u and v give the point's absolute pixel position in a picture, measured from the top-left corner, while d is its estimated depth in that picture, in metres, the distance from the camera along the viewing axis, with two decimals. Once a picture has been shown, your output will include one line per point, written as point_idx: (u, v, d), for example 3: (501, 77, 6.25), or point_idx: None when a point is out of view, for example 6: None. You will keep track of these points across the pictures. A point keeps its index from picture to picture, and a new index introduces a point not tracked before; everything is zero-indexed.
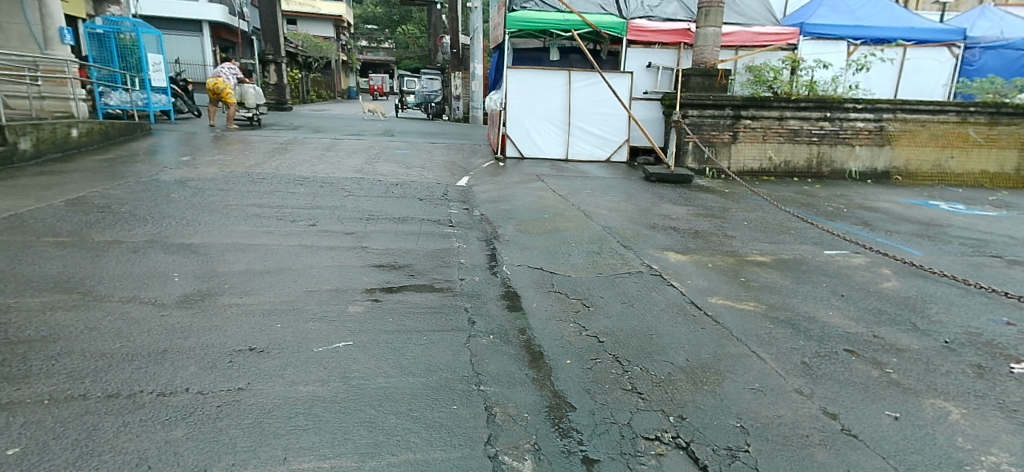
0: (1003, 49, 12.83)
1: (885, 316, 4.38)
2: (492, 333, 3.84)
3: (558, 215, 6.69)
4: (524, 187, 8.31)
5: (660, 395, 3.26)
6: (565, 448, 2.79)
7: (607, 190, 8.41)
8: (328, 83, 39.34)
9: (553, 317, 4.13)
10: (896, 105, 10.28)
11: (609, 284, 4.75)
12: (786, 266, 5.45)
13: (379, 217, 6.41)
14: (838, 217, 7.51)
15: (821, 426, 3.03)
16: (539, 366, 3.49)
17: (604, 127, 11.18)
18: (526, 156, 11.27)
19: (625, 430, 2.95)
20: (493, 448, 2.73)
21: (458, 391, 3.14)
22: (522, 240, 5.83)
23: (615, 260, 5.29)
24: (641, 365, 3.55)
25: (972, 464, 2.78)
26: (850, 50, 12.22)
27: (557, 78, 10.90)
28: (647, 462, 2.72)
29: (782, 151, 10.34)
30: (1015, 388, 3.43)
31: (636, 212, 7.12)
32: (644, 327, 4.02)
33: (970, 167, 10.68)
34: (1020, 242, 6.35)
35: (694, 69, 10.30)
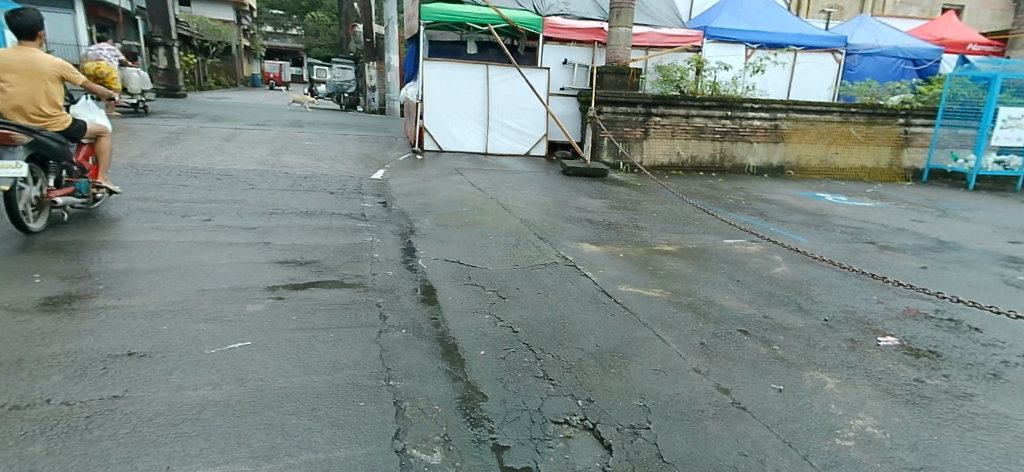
0: (879, 56, 13.97)
1: (775, 298, 4.71)
2: (404, 327, 3.81)
3: (476, 208, 6.72)
4: (444, 180, 8.28)
5: (571, 380, 3.33)
6: (475, 437, 2.81)
7: (525, 183, 8.52)
8: (229, 70, 37.36)
9: (468, 309, 4.13)
10: (789, 105, 11.05)
11: (525, 276, 4.82)
12: (690, 254, 5.73)
13: (285, 211, 6.20)
14: (738, 208, 7.96)
15: (714, 400, 3.21)
16: (453, 358, 3.48)
17: (523, 122, 11.32)
18: (445, 149, 11.22)
19: (536, 415, 3.00)
20: (400, 442, 2.71)
21: (365, 387, 3.10)
22: (439, 233, 5.81)
23: (531, 252, 5.38)
24: (553, 352, 3.62)
25: (843, 428, 3.00)
26: (748, 53, 12.97)
27: (475, 72, 10.90)
28: (555, 445, 2.79)
29: (689, 147, 10.82)
30: (882, 358, 3.73)
31: (553, 205, 7.26)
32: (558, 316, 4.11)
33: (852, 163, 11.59)
34: (891, 229, 6.97)
35: (608, 67, 10.54)
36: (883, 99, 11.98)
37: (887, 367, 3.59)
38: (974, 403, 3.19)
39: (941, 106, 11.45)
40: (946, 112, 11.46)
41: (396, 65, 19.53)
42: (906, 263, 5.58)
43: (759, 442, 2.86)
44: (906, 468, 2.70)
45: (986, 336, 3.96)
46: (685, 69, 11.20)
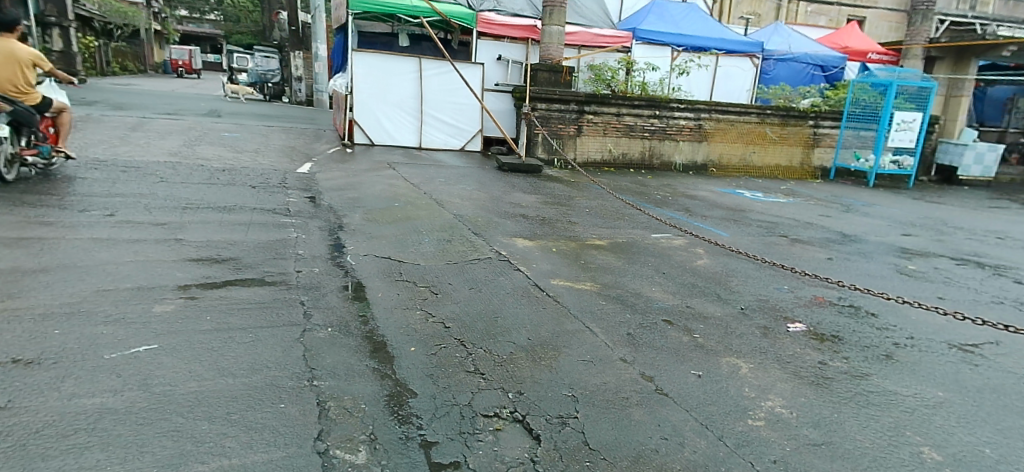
0: (792, 62, 14.80)
1: (696, 289, 4.92)
2: (330, 325, 3.74)
3: (408, 203, 6.66)
4: (375, 175, 8.16)
5: (502, 374, 3.35)
6: (403, 434, 2.79)
7: (459, 178, 8.51)
8: (136, 55, 35.31)
9: (398, 306, 4.08)
10: (712, 106, 11.52)
11: (458, 271, 4.81)
12: (619, 248, 5.89)
13: (200, 206, 5.95)
14: (665, 204, 8.25)
15: (638, 388, 3.30)
16: (381, 356, 3.43)
17: (456, 116, 11.28)
18: (377, 143, 11.04)
19: (465, 410, 3.00)
20: (323, 444, 2.67)
21: (287, 388, 3.03)
22: (369, 229, 5.72)
23: (464, 247, 5.37)
24: (485, 347, 3.62)
25: (755, 409, 3.14)
26: (675, 55, 13.42)
27: (407, 65, 10.79)
28: (484, 438, 2.80)
29: (620, 144, 11.09)
30: (791, 342, 3.97)
31: (488, 200, 7.28)
32: (490, 311, 4.13)
33: (769, 161, 12.21)
34: (802, 223, 7.40)
35: (542, 64, 10.62)
36: (795, 101, 12.76)
37: (795, 352, 3.80)
38: (869, 382, 3.38)
39: (845, 109, 12.23)
40: (849, 115, 12.25)
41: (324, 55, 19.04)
42: (814, 254, 5.95)
43: (679, 426, 2.96)
44: (809, 444, 2.84)
45: (882, 320, 4.27)
46: (615, 68, 11.52)
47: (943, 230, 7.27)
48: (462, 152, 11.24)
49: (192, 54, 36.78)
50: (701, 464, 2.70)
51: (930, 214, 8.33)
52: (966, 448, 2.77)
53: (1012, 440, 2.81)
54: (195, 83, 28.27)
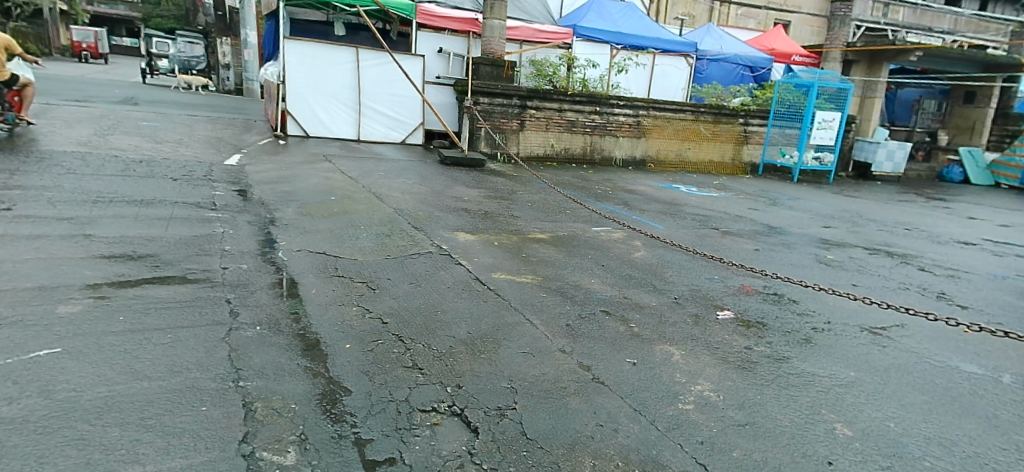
0: (723, 61, 15.34)
1: (633, 280, 5.05)
2: (258, 324, 3.63)
3: (345, 197, 6.55)
4: (310, 168, 7.97)
5: (441, 368, 3.33)
6: (335, 433, 2.75)
7: (400, 172, 8.41)
8: (40, 37, 33.05)
9: (334, 302, 4.01)
10: (649, 103, 11.81)
11: (398, 266, 4.75)
12: (560, 242, 5.97)
13: (112, 200, 5.68)
14: (605, 198, 8.41)
15: (576, 377, 3.33)
16: (314, 354, 3.36)
17: (396, 108, 11.14)
18: (313, 135, 10.78)
19: (402, 406, 2.97)
20: (249, 446, 2.61)
21: (210, 390, 2.93)
22: (304, 224, 5.60)
23: (404, 241, 5.31)
24: (424, 341, 3.59)
25: (684, 394, 3.23)
26: (613, 53, 13.55)
27: (344, 54, 10.59)
28: (420, 433, 2.79)
29: (562, 139, 11.23)
30: (721, 329, 4.14)
31: (429, 194, 7.23)
32: (430, 305, 4.10)
33: (703, 157, 12.63)
34: (733, 216, 7.70)
35: (483, 58, 10.60)
36: (726, 100, 13.16)
37: (724, 338, 3.96)
38: (789, 365, 3.56)
39: (772, 108, 12.80)
40: (776, 114, 12.85)
41: (254, 42, 18.53)
42: (743, 246, 6.21)
43: (613, 412, 3.02)
44: (734, 424, 2.94)
45: (803, 307, 4.52)
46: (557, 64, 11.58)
47: (860, 222, 7.71)
48: (402, 146, 11.10)
49: (98, 36, 33.88)
50: (634, 448, 2.76)
51: (849, 208, 8.82)
52: (873, 422, 2.93)
53: (912, 414, 3.00)
54: (109, 69, 26.63)
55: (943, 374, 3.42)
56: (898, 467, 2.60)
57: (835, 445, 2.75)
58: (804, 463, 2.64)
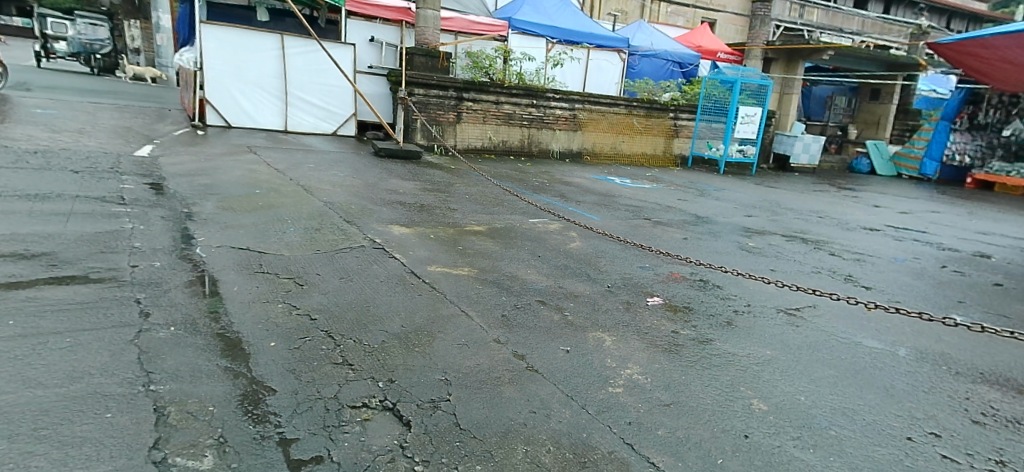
0: (655, 58, 15.83)
1: (569, 270, 5.12)
2: (172, 324, 3.40)
3: (272, 190, 6.39)
4: (232, 160, 7.70)
5: (372, 363, 3.22)
6: (258, 434, 2.62)
7: (331, 164, 8.25)
8: None
9: (258, 299, 3.81)
10: (585, 97, 12.02)
11: (328, 260, 4.61)
12: (497, 234, 5.99)
13: (6, 195, 5.30)
14: (543, 190, 8.51)
15: (510, 366, 3.32)
16: (235, 354, 3.17)
17: (326, 99, 10.91)
18: (236, 126, 10.41)
19: (331, 403, 2.86)
20: (160, 452, 2.46)
21: (117, 396, 2.73)
22: (225, 218, 5.37)
23: (335, 236, 5.19)
24: (355, 337, 3.47)
25: (614, 378, 3.31)
26: (549, 46, 13.79)
27: (269, 41, 10.28)
28: (350, 429, 2.70)
29: (499, 132, 11.29)
30: (649, 314, 4.28)
31: (362, 187, 7.13)
32: (362, 300, 3.97)
33: (636, 150, 12.97)
34: (663, 207, 7.97)
35: (418, 49, 10.50)
36: (658, 95, 13.48)
37: (652, 323, 4.10)
38: (712, 346, 3.74)
39: (699, 103, 13.27)
40: (703, 108, 13.32)
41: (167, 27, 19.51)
42: (672, 235, 6.43)
43: (546, 399, 3.04)
44: (661, 404, 3.05)
45: (726, 291, 4.76)
46: (493, 57, 11.59)
47: (779, 211, 8.13)
48: (334, 138, 10.83)
49: None
50: (565, 432, 2.79)
51: (769, 197, 9.28)
52: (786, 396, 3.13)
53: (821, 387, 3.22)
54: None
55: (850, 351, 3.67)
56: (808, 437, 2.78)
57: (751, 419, 2.91)
58: (723, 437, 2.77)
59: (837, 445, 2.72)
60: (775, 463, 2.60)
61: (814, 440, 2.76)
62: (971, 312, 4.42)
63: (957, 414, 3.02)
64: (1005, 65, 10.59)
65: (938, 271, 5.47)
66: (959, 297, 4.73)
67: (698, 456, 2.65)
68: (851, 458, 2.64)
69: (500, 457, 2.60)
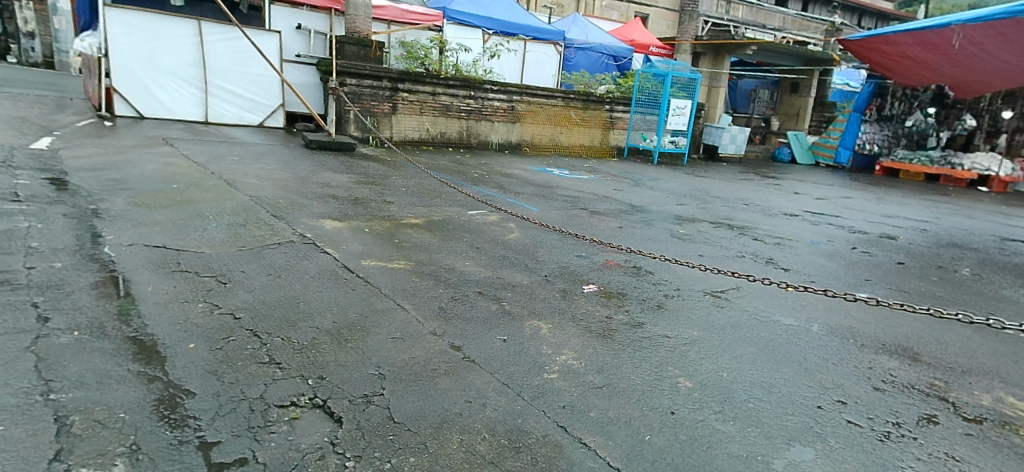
0: (589, 50, 15.99)
1: (506, 261, 5.12)
2: (76, 328, 3.17)
3: (190, 185, 6.13)
4: (147, 154, 7.32)
5: (300, 361, 3.09)
6: (175, 440, 2.48)
7: (257, 157, 7.99)
8: None
9: (174, 299, 3.59)
10: (522, 88, 12.09)
11: (254, 258, 4.41)
12: (435, 226, 5.96)
13: None
14: (481, 182, 8.52)
15: (446, 358, 3.27)
16: (149, 358, 2.99)
17: (250, 88, 10.58)
18: (148, 116, 9.94)
19: (256, 403, 2.74)
20: (63, 464, 2.30)
21: (12, 408, 2.53)
22: (139, 214, 5.09)
23: (261, 231, 5.00)
24: (283, 335, 3.32)
25: (550, 364, 3.34)
26: (486, 38, 13.66)
27: (184, 27, 9.86)
28: (277, 429, 2.59)
29: (437, 123, 11.23)
30: (586, 302, 4.35)
31: (292, 181, 6.95)
32: (291, 296, 3.82)
33: (574, 141, 13.16)
34: (600, 197, 8.12)
35: (348, 37, 10.34)
36: (593, 87, 13.70)
37: (587, 309, 4.20)
38: (644, 330, 3.87)
39: (634, 96, 13.56)
40: (638, 101, 13.63)
41: (64, 9, 20.84)
42: (609, 225, 6.58)
43: (483, 389, 3.01)
44: (593, 387, 3.12)
45: (657, 277, 4.91)
46: (428, 47, 11.43)
47: (708, 199, 8.43)
48: (262, 129, 10.48)
49: None
50: (500, 420, 2.78)
51: (699, 187, 9.59)
52: (710, 373, 3.28)
53: (745, 365, 3.36)
54: None
55: (769, 328, 3.87)
56: (729, 411, 2.92)
57: (678, 397, 3.04)
58: (651, 414, 2.88)
59: (755, 416, 2.89)
60: (699, 437, 2.73)
61: (734, 413, 2.91)
62: (876, 289, 4.74)
63: (862, 382, 3.25)
64: (905, 61, 11.31)
65: (849, 252, 5.82)
66: (867, 276, 5.06)
67: (628, 434, 2.73)
68: (770, 429, 2.79)
69: (436, 448, 2.56)
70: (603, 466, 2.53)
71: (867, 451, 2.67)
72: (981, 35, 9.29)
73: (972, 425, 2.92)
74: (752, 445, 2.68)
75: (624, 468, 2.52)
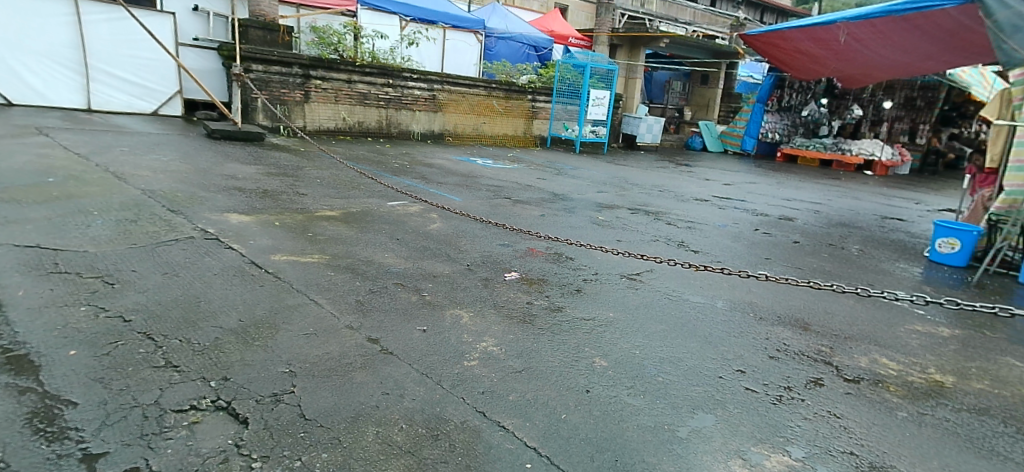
0: (510, 40, 16.09)
1: (428, 252, 5.10)
2: None
3: (71, 179, 5.72)
4: (22, 145, 6.76)
5: (202, 363, 2.97)
6: (53, 454, 2.32)
7: (151, 148, 7.59)
8: None
9: (53, 303, 3.36)
10: (442, 77, 12.02)
11: (147, 256, 4.18)
12: (353, 219, 5.85)
13: None
14: (402, 172, 8.42)
15: (363, 351, 3.23)
16: (20, 368, 2.78)
17: (139, 73, 10.01)
18: (19, 103, 9.19)
19: (150, 410, 2.60)
20: None
21: None
22: (11, 211, 4.71)
23: (155, 227, 4.75)
24: (182, 337, 3.17)
25: (470, 352, 3.36)
26: (403, 24, 13.40)
27: (59, 5, 9.14)
28: (175, 435, 2.48)
29: (354, 112, 10.99)
30: (506, 290, 4.39)
31: (192, 173, 6.63)
32: (192, 295, 3.65)
33: (497, 131, 13.25)
34: (523, 186, 8.20)
35: (253, 21, 9.97)
36: (515, 77, 13.77)
37: (509, 296, 4.24)
38: (563, 313, 3.96)
39: (555, 87, 13.72)
40: (559, 92, 13.81)
41: None
42: (531, 213, 6.66)
43: (400, 380, 3.00)
44: (512, 372, 3.17)
45: (577, 263, 5.04)
46: (341, 32, 11.10)
47: (626, 187, 8.67)
48: (157, 119, 9.92)
49: None
50: (418, 409, 2.79)
51: (618, 175, 9.84)
52: (624, 352, 3.40)
53: (656, 343, 3.51)
54: None
55: (678, 307, 4.06)
56: (639, 386, 3.05)
57: (594, 375, 3.14)
58: (568, 394, 2.97)
59: (663, 389, 3.02)
60: (611, 412, 2.83)
61: (644, 386, 3.04)
62: (774, 267, 5.05)
63: (758, 352, 3.46)
64: (800, 56, 12.05)
65: (752, 234, 6.16)
66: (767, 255, 5.38)
67: (544, 414, 2.80)
68: (675, 400, 2.94)
69: (350, 442, 2.53)
70: (520, 446, 2.58)
71: (761, 414, 2.85)
72: (861, 32, 9.52)
73: (851, 384, 3.18)
74: (659, 416, 2.81)
75: (542, 447, 2.59)
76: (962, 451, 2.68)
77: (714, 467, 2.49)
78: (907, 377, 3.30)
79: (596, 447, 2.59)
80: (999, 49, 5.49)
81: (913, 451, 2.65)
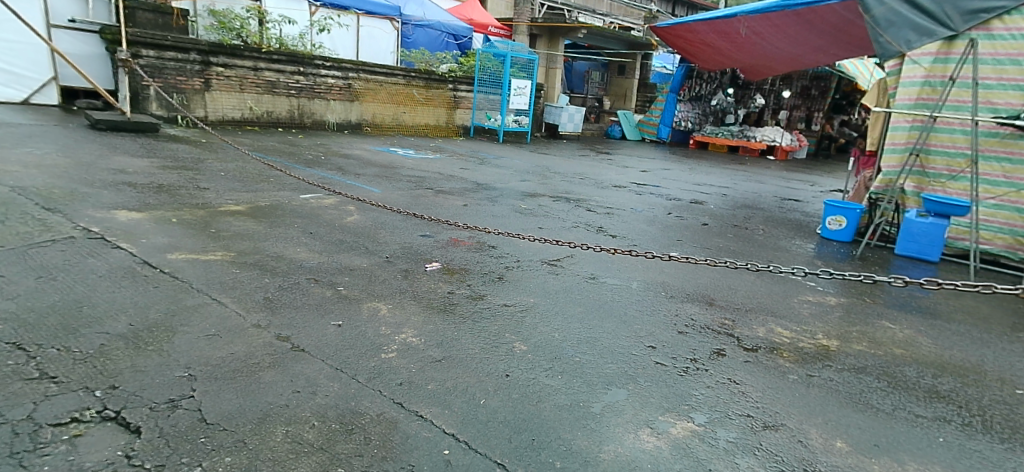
0: (427, 28, 15.84)
1: (344, 245, 4.96)
2: None
3: None
4: None
5: (85, 372, 2.76)
6: None
7: (24, 141, 6.99)
8: None
9: None
10: (358, 66, 11.71)
11: (18, 258, 3.85)
12: (261, 213, 5.61)
13: None
14: (317, 164, 8.15)
15: (272, 350, 3.10)
16: None
17: (5, 57, 9.18)
18: None
19: (22, 425, 2.39)
20: None
21: None
22: None
23: (30, 227, 4.39)
24: (61, 345, 2.94)
25: (388, 344, 3.29)
26: (312, 10, 12.95)
27: None
28: (53, 450, 2.29)
29: (261, 102, 10.55)
30: (426, 280, 4.33)
31: (72, 167, 6.16)
32: (74, 300, 3.40)
33: (418, 121, 13.10)
34: (445, 176, 8.12)
35: (140, 3, 9.37)
36: (435, 65, 13.62)
37: (429, 287, 4.18)
38: (484, 301, 3.94)
39: (476, 76, 13.67)
40: (480, 81, 13.76)
41: None
42: (452, 203, 6.61)
43: (313, 376, 2.90)
44: (431, 361, 3.12)
45: (499, 251, 5.05)
46: (244, 17, 10.57)
47: (547, 175, 8.75)
48: (32, 109, 9.14)
49: None
50: (332, 405, 2.70)
51: (539, 163, 9.92)
52: (543, 336, 3.42)
53: (570, 326, 3.55)
54: None
55: (596, 290, 4.13)
56: (557, 366, 3.08)
57: (512, 360, 3.14)
58: (487, 379, 2.95)
59: (578, 369, 3.06)
60: (530, 393, 2.85)
61: (561, 367, 3.08)
62: (685, 248, 5.23)
63: (668, 329, 3.56)
64: (707, 48, 12.51)
65: (665, 217, 6.35)
66: (678, 237, 5.56)
67: (463, 401, 2.78)
68: (589, 378, 2.99)
69: (256, 443, 2.42)
70: (438, 434, 2.55)
71: (668, 386, 2.94)
72: (759, 24, 9.95)
73: (750, 353, 3.33)
74: (575, 394, 2.85)
75: (459, 432, 2.56)
76: (843, 407, 2.86)
77: (625, 438, 2.55)
78: (800, 344, 3.49)
79: (513, 429, 2.59)
80: (875, 42, 5.90)
81: (801, 410, 2.81)
